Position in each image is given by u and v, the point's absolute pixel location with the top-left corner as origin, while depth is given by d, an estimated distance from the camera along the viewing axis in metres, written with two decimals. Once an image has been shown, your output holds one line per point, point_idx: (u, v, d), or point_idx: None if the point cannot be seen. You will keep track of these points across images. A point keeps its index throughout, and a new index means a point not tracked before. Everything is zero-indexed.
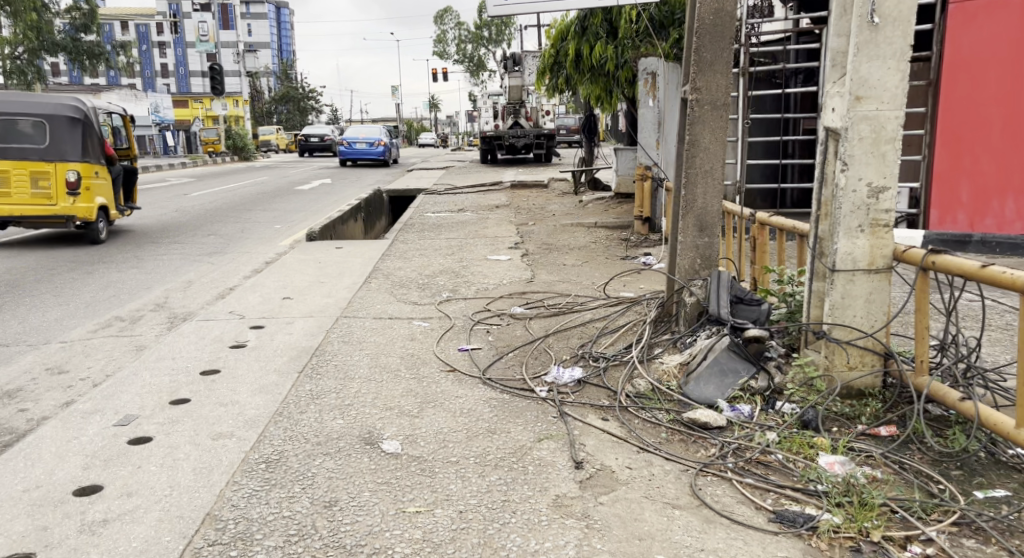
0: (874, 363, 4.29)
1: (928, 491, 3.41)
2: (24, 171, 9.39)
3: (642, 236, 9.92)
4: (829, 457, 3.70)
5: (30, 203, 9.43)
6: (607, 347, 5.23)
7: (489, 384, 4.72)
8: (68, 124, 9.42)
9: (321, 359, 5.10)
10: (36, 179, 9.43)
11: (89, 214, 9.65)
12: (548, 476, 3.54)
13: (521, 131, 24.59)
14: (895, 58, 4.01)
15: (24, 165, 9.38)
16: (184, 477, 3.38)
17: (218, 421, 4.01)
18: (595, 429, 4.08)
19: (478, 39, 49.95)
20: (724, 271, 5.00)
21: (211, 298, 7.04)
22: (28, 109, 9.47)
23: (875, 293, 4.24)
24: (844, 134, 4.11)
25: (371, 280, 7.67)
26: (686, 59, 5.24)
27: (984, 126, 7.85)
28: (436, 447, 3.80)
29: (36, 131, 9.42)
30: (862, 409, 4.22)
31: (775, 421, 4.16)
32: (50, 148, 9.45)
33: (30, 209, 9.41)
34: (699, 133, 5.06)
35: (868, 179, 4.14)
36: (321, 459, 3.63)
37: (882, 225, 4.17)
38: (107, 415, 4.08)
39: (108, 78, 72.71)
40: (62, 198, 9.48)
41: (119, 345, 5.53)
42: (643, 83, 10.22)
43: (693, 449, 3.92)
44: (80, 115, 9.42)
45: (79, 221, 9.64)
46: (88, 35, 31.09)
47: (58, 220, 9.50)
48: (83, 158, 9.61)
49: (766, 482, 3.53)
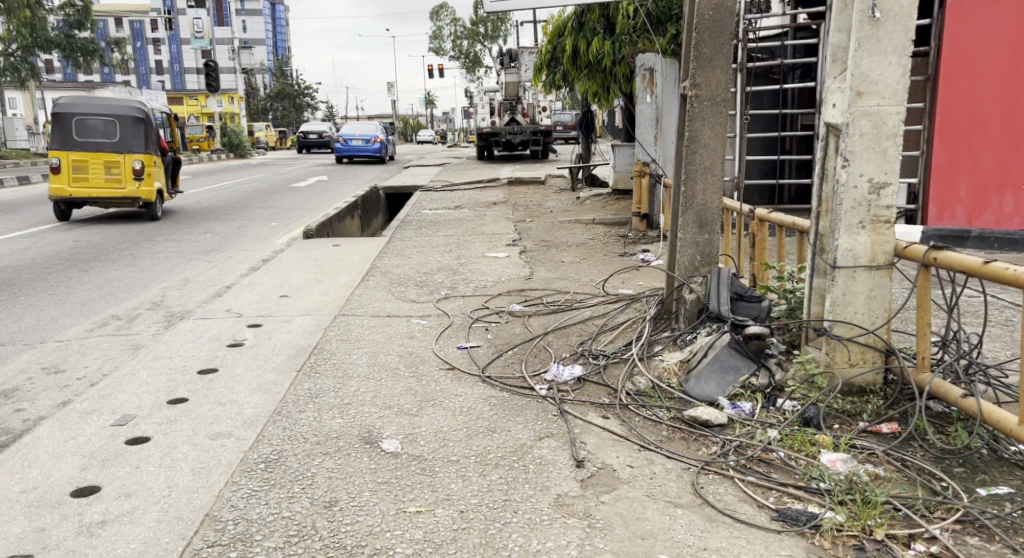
0: (875, 359, 4.28)
1: (931, 488, 3.39)
2: (100, 161, 11.57)
3: (640, 233, 9.91)
4: (831, 455, 3.68)
5: (105, 186, 11.62)
6: (607, 344, 5.21)
7: (488, 382, 4.70)
8: (133, 122, 11.59)
9: (319, 357, 5.07)
10: (110, 167, 11.61)
11: (151, 195, 11.80)
12: (549, 475, 3.52)
13: (517, 127, 24.55)
14: (897, 52, 3.98)
15: (100, 155, 11.54)
16: (182, 477, 3.35)
17: (217, 421, 3.98)
18: (596, 427, 4.06)
19: (473, 35, 49.83)
20: (724, 268, 4.98)
21: (208, 296, 7.01)
22: (100, 110, 11.57)
23: (877, 289, 4.22)
24: (846, 130, 4.08)
25: (368, 278, 7.64)
26: (685, 55, 5.21)
27: (983, 121, 7.84)
28: (436, 446, 3.78)
29: (107, 127, 11.58)
30: (863, 405, 4.20)
31: (776, 418, 4.15)
32: (119, 141, 11.57)
33: (107, 192, 11.66)
34: (700, 130, 5.03)
35: (869, 175, 4.12)
36: (321, 459, 3.60)
37: (883, 221, 4.16)
38: (105, 414, 4.05)
39: (102, 76, 72.47)
40: (132, 183, 11.69)
41: (115, 344, 5.50)
42: (639, 78, 10.05)
43: (694, 448, 3.90)
44: (143, 115, 11.57)
45: (141, 201, 11.75)
46: (82, 32, 30.99)
47: (127, 201, 11.71)
48: (144, 150, 11.74)
49: (768, 480, 3.51)
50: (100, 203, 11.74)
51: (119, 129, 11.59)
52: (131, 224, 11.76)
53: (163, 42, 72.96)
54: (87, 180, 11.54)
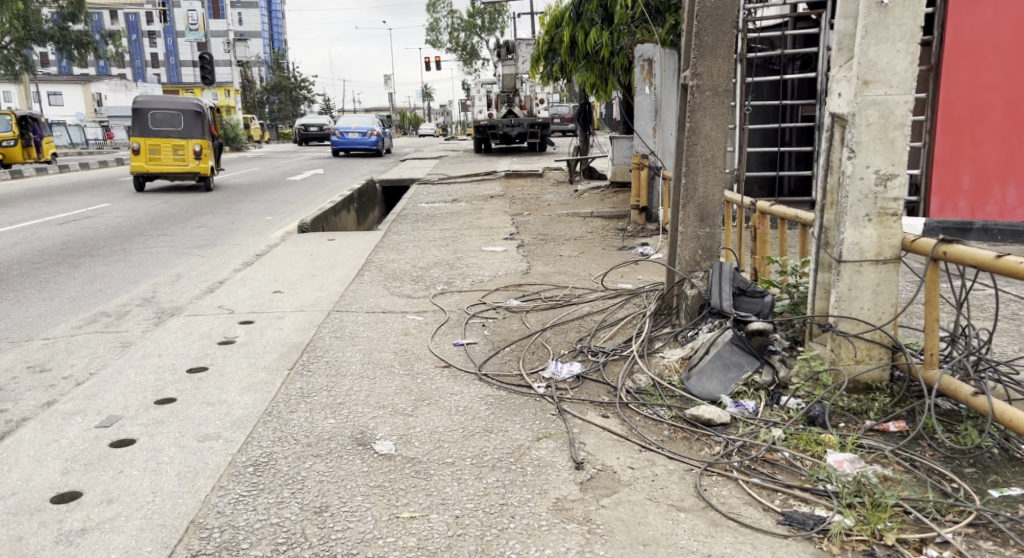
0: (882, 356, 4.17)
1: (942, 490, 3.28)
2: (168, 145, 15.23)
3: (639, 226, 9.78)
4: (837, 455, 3.57)
5: (171, 164, 15.23)
6: (606, 341, 5.10)
7: (485, 380, 4.60)
8: (193, 114, 15.42)
9: (312, 355, 4.96)
10: (176, 149, 15.28)
11: (204, 170, 15.38)
12: (547, 477, 3.41)
13: (515, 119, 24.39)
14: (905, 40, 3.86)
15: (166, 139, 15.18)
16: (168, 481, 3.24)
17: (205, 422, 3.87)
18: (596, 427, 3.95)
19: (470, 27, 49.44)
20: (725, 262, 4.86)
21: (200, 291, 6.89)
22: (167, 106, 15.34)
23: (883, 284, 4.11)
24: (852, 120, 3.97)
25: (363, 273, 7.52)
26: (686, 44, 5.09)
27: (985, 110, 7.74)
28: (431, 448, 3.67)
29: (171, 118, 15.30)
30: (869, 403, 4.09)
31: (780, 417, 4.04)
32: (184, 131, 15.37)
33: (174, 169, 15.29)
34: (700, 120, 4.90)
35: (876, 166, 4.00)
36: (312, 462, 3.49)
37: (890, 214, 4.04)
38: (90, 415, 3.93)
39: (97, 69, 72.05)
40: (192, 161, 15.36)
41: (103, 342, 5.38)
42: (639, 70, 10.00)
43: (696, 448, 3.79)
44: (200, 110, 15.42)
45: (201, 175, 15.43)
46: (75, 24, 30.69)
47: (189, 174, 15.31)
48: (201, 136, 15.49)
49: (773, 482, 3.40)
50: (168, 176, 15.32)
51: (183, 121, 15.38)
52: (123, 218, 11.62)
53: (159, 35, 72.56)
54: (157, 159, 15.15)
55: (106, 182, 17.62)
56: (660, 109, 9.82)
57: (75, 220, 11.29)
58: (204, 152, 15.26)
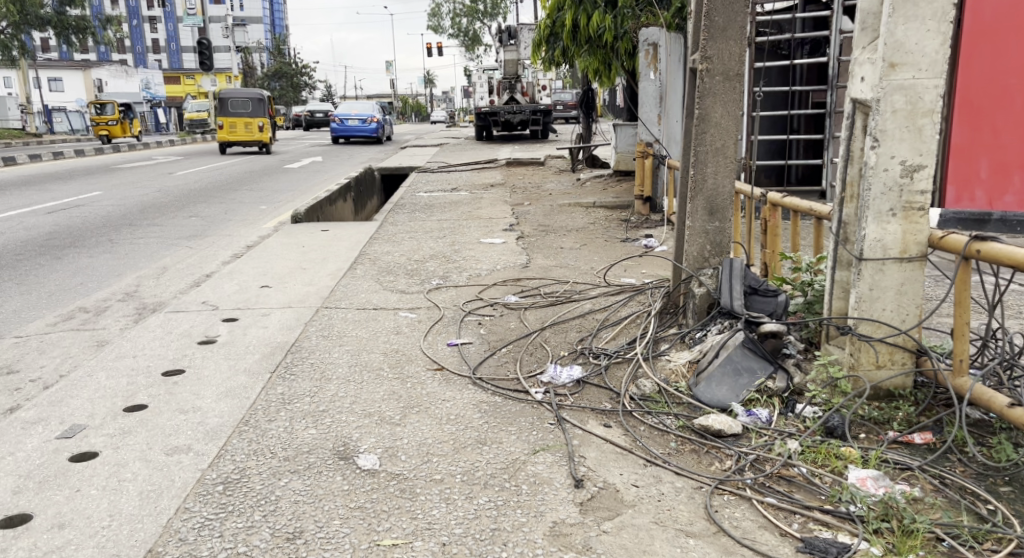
0: (905, 361, 3.87)
1: (977, 513, 2.99)
2: (242, 123, 22.11)
3: (643, 216, 9.46)
4: (859, 472, 3.28)
5: (243, 135, 22.01)
6: (608, 343, 4.80)
7: (480, 385, 4.32)
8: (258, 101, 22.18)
9: (296, 357, 4.67)
10: (247, 125, 22.08)
11: (264, 139, 21.84)
12: (544, 497, 3.13)
13: (517, 107, 24.05)
14: (936, 19, 3.55)
15: (242, 120, 21.98)
16: (127, 503, 2.98)
17: (175, 432, 3.57)
18: (597, 438, 3.66)
19: (472, 14, 48.83)
20: (736, 258, 4.57)
21: (185, 285, 6.61)
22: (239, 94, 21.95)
23: (907, 284, 3.81)
24: (877, 106, 3.66)
25: (357, 266, 7.24)
26: (695, 25, 4.77)
27: (1004, 97, 7.35)
28: (418, 463, 3.38)
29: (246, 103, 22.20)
30: (892, 412, 3.78)
31: (796, 427, 3.74)
32: (253, 112, 22.17)
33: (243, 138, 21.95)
34: (710, 107, 4.59)
35: (902, 157, 3.69)
36: (288, 479, 3.21)
37: (916, 208, 3.74)
38: (52, 424, 3.66)
39: (96, 55, 71.47)
40: (257, 133, 22.16)
41: (78, 340, 5.10)
42: (644, 54, 9.61)
43: (706, 462, 3.50)
44: (262, 97, 21.95)
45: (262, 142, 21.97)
46: (73, 9, 30.25)
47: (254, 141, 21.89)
48: (264, 115, 22.16)
49: (790, 503, 3.11)
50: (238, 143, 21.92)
51: (251, 106, 22.05)
52: (114, 207, 11.32)
53: (160, 20, 72.10)
54: (236, 132, 22.04)
55: (100, 169, 17.28)
56: (666, 95, 9.49)
57: (65, 209, 10.99)
58: (265, 128, 21.69)
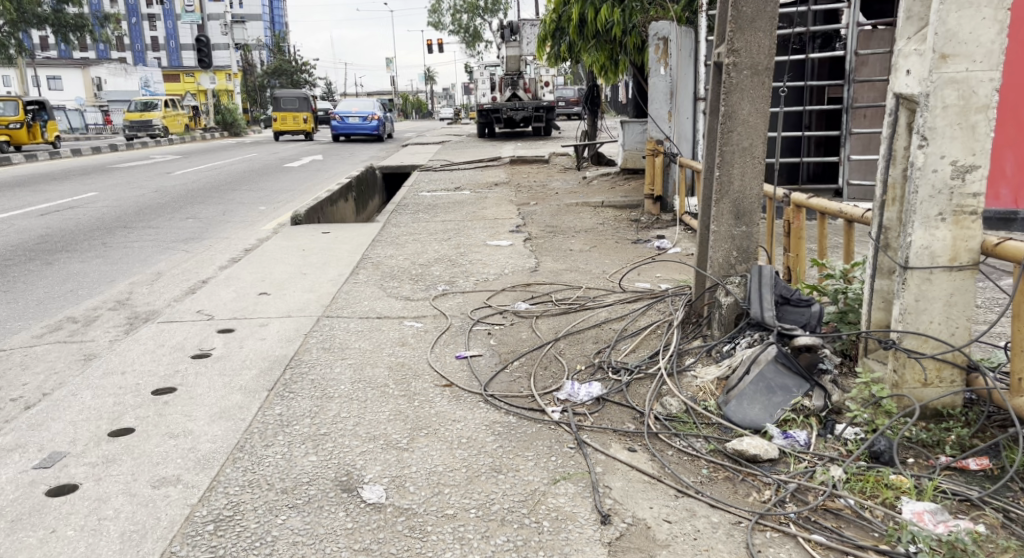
0: (954, 378, 3.57)
1: None
2: (292, 117, 28.85)
3: (653, 216, 9.16)
4: (915, 505, 2.99)
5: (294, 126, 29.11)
6: (628, 356, 4.50)
7: (492, 403, 4.03)
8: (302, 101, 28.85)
9: (296, 372, 4.37)
10: (295, 118, 28.87)
11: (310, 129, 28.77)
12: (568, 537, 2.85)
13: (519, 104, 23.67)
14: (992, 5, 3.26)
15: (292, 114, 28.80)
16: (108, 548, 2.70)
17: (163, 460, 3.27)
18: (621, 465, 3.37)
19: (472, 9, 48.31)
20: (766, 265, 4.27)
21: (179, 293, 6.31)
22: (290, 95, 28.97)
23: (958, 294, 3.51)
24: (925, 102, 3.37)
25: (359, 271, 6.93)
26: (721, 16, 4.47)
27: None
28: (429, 495, 3.09)
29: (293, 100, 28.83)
30: (943, 434, 3.48)
31: (838, 451, 3.45)
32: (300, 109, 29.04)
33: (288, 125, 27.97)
34: (738, 104, 4.29)
35: (953, 156, 3.39)
36: (287, 515, 2.92)
37: (967, 213, 3.44)
38: (30, 452, 3.37)
39: (95, 53, 70.92)
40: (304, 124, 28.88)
41: (65, 354, 4.80)
42: (652, 48, 9.18)
43: (742, 493, 3.20)
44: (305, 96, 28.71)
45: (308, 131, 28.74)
46: (70, 7, 29.91)
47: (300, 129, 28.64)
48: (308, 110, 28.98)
49: (841, 542, 2.82)
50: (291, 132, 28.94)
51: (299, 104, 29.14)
52: (109, 208, 11.00)
53: (159, 17, 71.78)
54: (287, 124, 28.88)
55: (96, 168, 16.94)
56: (676, 92, 9.14)
57: (58, 211, 10.68)
58: (311, 120, 28.71)
